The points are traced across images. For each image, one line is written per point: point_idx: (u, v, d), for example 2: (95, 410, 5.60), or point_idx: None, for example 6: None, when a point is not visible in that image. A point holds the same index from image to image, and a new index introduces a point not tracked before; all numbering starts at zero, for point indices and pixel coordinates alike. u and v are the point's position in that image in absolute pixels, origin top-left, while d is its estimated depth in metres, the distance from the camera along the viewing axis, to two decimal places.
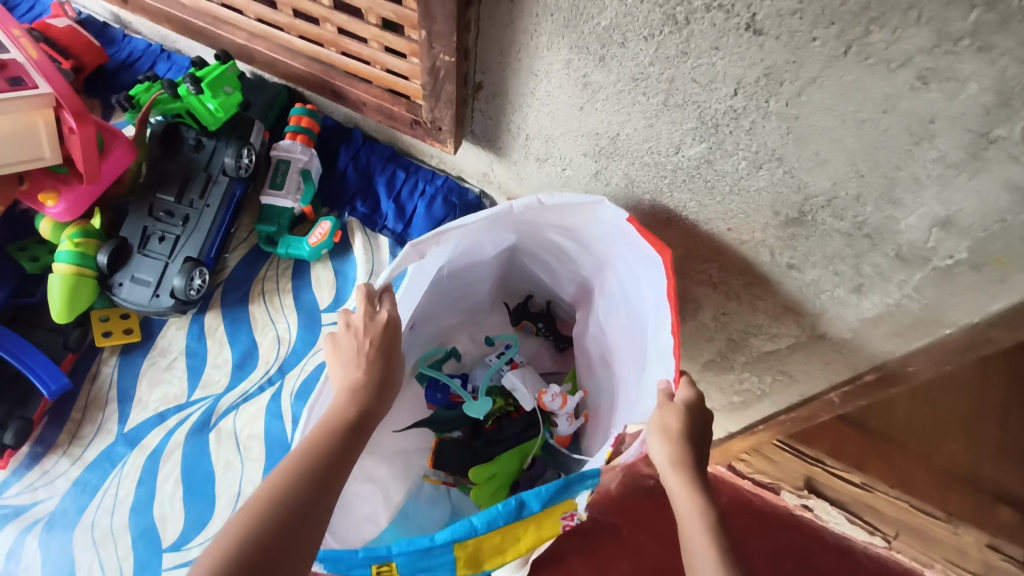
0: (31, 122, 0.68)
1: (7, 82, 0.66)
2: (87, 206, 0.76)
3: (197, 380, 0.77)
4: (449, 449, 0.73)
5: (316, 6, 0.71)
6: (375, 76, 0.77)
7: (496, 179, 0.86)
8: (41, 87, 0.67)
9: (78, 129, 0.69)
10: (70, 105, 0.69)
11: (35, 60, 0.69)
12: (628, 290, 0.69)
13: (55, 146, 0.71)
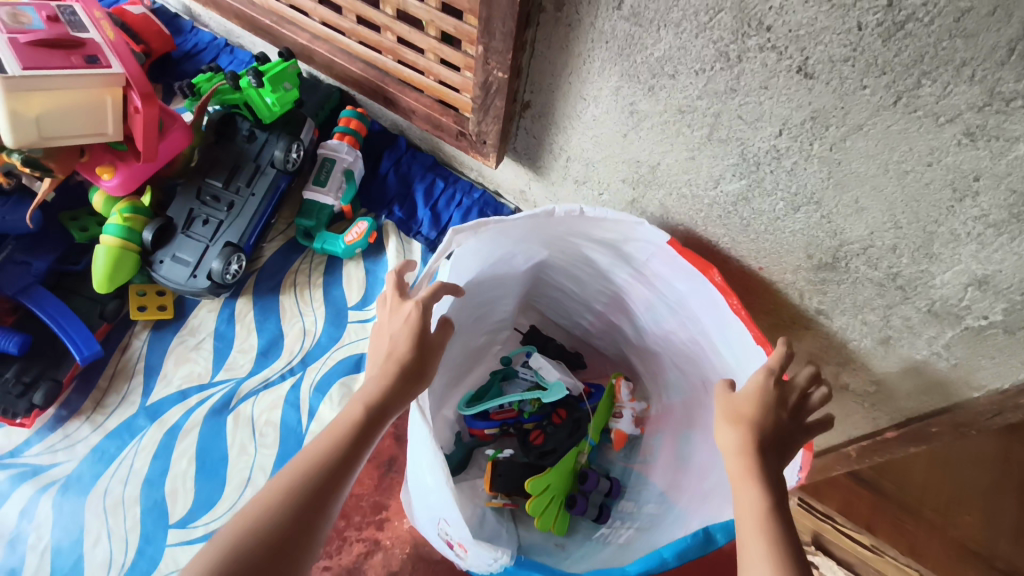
0: (101, 99, 0.71)
1: (85, 60, 0.70)
2: (139, 183, 0.79)
3: (222, 362, 0.79)
4: (504, 469, 0.81)
5: (380, 15, 0.74)
6: (427, 86, 0.79)
7: (531, 198, 0.89)
8: (114, 68, 0.71)
9: (144, 109, 0.72)
10: (139, 86, 0.72)
11: (112, 43, 0.74)
12: (667, 298, 0.75)
13: (119, 124, 0.75)
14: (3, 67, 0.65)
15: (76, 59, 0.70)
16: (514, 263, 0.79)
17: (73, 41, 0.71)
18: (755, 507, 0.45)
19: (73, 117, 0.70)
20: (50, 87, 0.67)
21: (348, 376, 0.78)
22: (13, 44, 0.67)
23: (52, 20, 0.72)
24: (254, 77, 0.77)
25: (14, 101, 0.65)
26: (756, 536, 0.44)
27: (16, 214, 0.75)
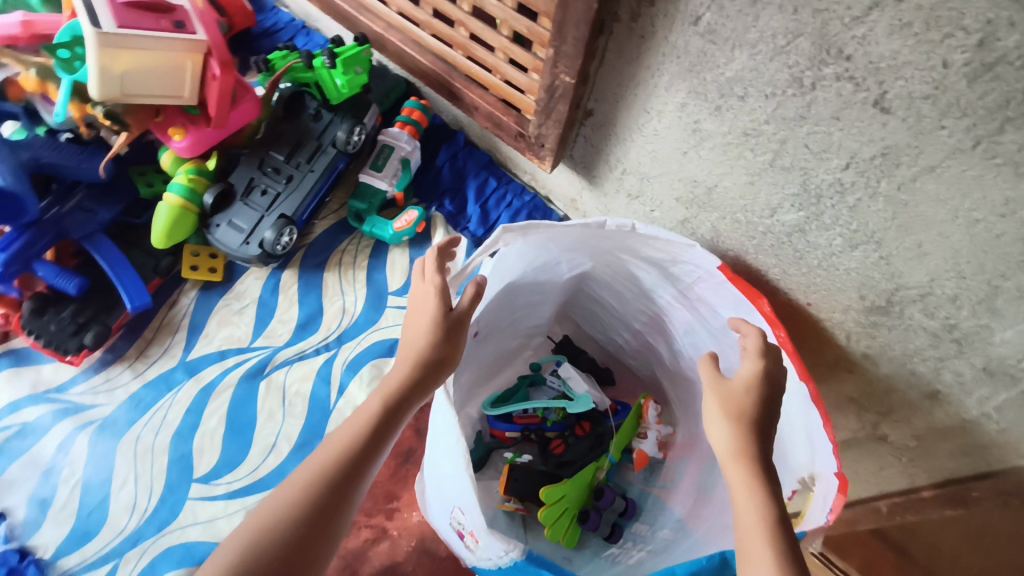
0: (181, 63, 0.74)
1: (172, 24, 0.73)
2: (207, 147, 0.82)
3: (262, 329, 0.81)
4: (521, 475, 0.80)
5: (455, 10, 0.76)
6: (492, 85, 0.80)
7: (582, 208, 0.89)
8: (198, 34, 0.74)
9: (221, 77, 0.75)
10: (219, 54, 0.75)
11: (200, 11, 0.76)
12: (709, 325, 0.75)
13: (196, 88, 0.78)
14: (98, 22, 0.68)
15: (165, 22, 0.73)
16: (557, 269, 0.80)
17: (165, 5, 0.74)
18: (754, 513, 0.48)
19: (155, 77, 0.74)
20: (138, 46, 0.70)
21: (380, 359, 0.79)
22: (110, 2, 0.70)
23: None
24: (328, 55, 0.80)
25: (104, 55, 0.69)
26: (757, 540, 0.46)
27: (89, 162, 0.78)
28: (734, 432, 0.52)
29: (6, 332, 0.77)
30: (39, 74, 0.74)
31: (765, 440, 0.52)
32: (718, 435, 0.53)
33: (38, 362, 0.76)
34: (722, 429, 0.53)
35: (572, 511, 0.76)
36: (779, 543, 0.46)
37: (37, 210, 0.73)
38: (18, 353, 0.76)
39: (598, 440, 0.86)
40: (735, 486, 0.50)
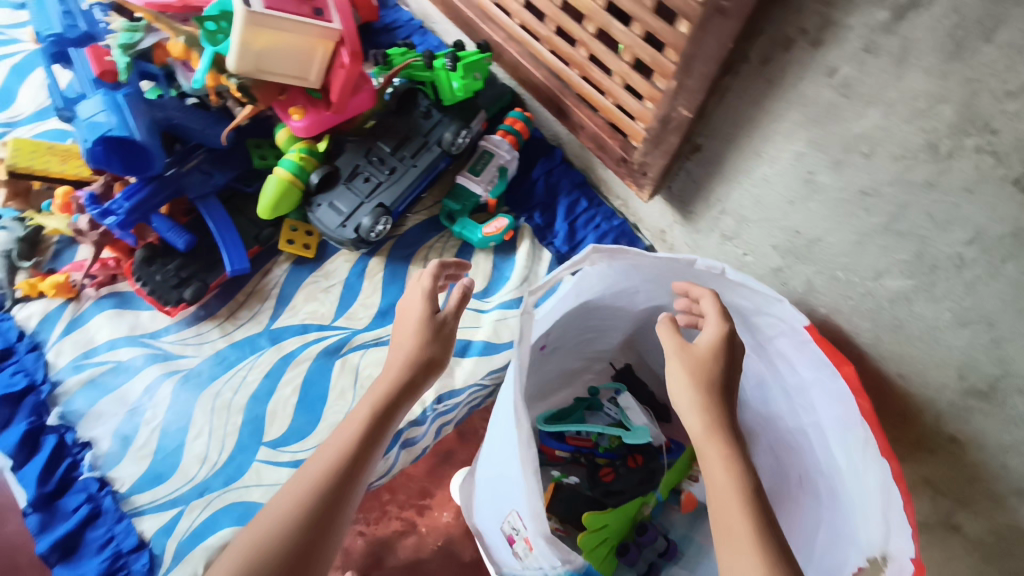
0: (313, 48, 0.77)
1: (311, 11, 0.75)
2: (322, 130, 0.85)
3: (345, 310, 0.84)
4: (564, 493, 0.82)
5: (579, 30, 0.77)
6: (602, 107, 0.81)
7: (669, 240, 0.89)
8: (334, 23, 0.76)
9: (349, 67, 0.78)
10: (350, 44, 0.78)
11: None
12: (786, 379, 0.75)
13: (321, 73, 0.81)
14: (249, 1, 0.71)
15: (307, 7, 0.75)
16: (635, 300, 0.81)
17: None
18: (730, 480, 0.52)
19: (288, 57, 0.77)
20: (280, 28, 0.73)
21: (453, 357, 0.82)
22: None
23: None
24: (451, 59, 0.80)
25: (248, 32, 0.72)
26: (738, 505, 0.50)
27: (213, 129, 0.82)
28: (708, 409, 0.56)
29: (113, 275, 0.82)
30: (186, 41, 0.77)
31: (728, 417, 0.56)
32: (693, 408, 0.56)
33: (139, 307, 0.81)
34: (693, 399, 0.56)
35: (610, 539, 0.76)
36: (756, 509, 0.50)
37: (162, 168, 0.79)
38: (122, 296, 0.82)
39: (652, 475, 0.84)
40: (712, 457, 0.54)
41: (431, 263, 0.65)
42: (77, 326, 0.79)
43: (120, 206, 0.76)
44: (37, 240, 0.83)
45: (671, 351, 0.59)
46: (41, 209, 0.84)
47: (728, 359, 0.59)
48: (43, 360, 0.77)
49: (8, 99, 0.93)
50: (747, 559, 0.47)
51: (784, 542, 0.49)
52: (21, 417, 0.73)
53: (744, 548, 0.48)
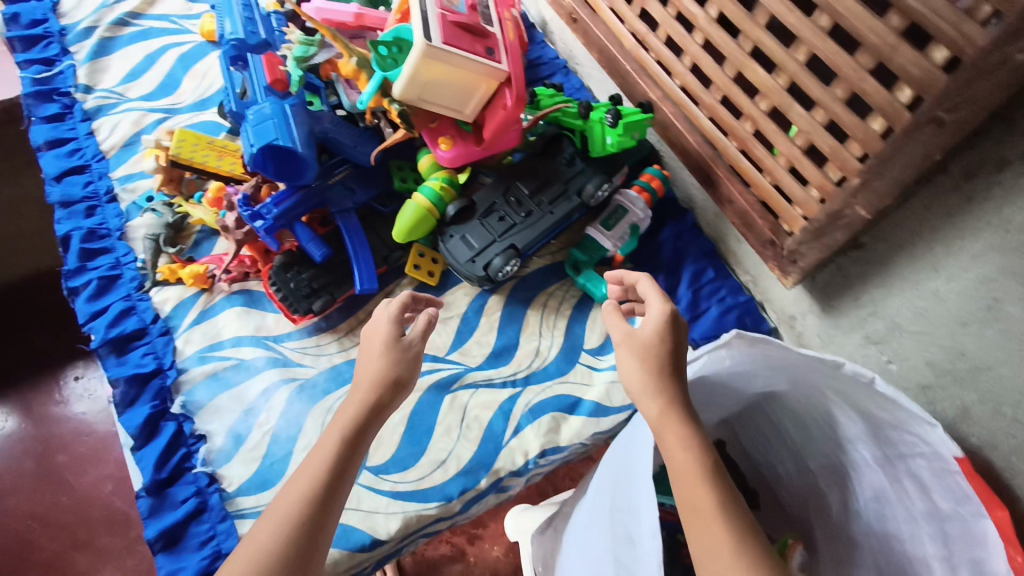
0: (477, 85, 0.77)
1: (484, 49, 0.75)
2: (466, 162, 0.84)
3: (460, 344, 0.84)
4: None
5: (750, 105, 0.74)
6: (758, 184, 0.78)
7: (799, 328, 0.86)
8: (502, 64, 0.75)
9: (511, 109, 0.77)
10: (516, 87, 0.76)
11: (510, 41, 0.78)
12: (928, 511, 0.59)
13: (477, 108, 0.80)
14: (429, 34, 0.71)
15: (480, 46, 0.75)
16: (748, 382, 0.69)
17: (483, 29, 0.76)
18: (692, 460, 0.48)
19: (451, 90, 0.77)
20: (453, 63, 0.73)
21: (562, 412, 0.81)
22: (442, 17, 0.73)
23: (473, 6, 0.77)
24: (613, 115, 0.78)
25: (422, 64, 0.72)
26: (702, 482, 0.46)
27: (364, 147, 0.83)
28: (655, 395, 0.53)
29: (246, 272, 0.84)
30: (358, 63, 0.78)
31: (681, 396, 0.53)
32: (650, 393, 0.53)
33: (266, 307, 0.83)
34: (649, 378, 0.54)
35: None
36: (721, 485, 0.46)
37: (312, 179, 0.79)
38: (252, 295, 0.83)
39: None
40: (668, 440, 0.50)
41: (401, 292, 0.65)
42: (207, 318, 0.81)
43: (269, 210, 0.78)
44: (182, 227, 0.86)
45: (617, 338, 0.58)
46: (190, 198, 0.87)
47: (675, 344, 0.56)
48: (172, 346, 0.79)
49: (172, 87, 0.97)
50: (715, 534, 0.44)
51: (764, 538, 0.44)
52: (146, 399, 0.76)
53: (711, 523, 0.44)
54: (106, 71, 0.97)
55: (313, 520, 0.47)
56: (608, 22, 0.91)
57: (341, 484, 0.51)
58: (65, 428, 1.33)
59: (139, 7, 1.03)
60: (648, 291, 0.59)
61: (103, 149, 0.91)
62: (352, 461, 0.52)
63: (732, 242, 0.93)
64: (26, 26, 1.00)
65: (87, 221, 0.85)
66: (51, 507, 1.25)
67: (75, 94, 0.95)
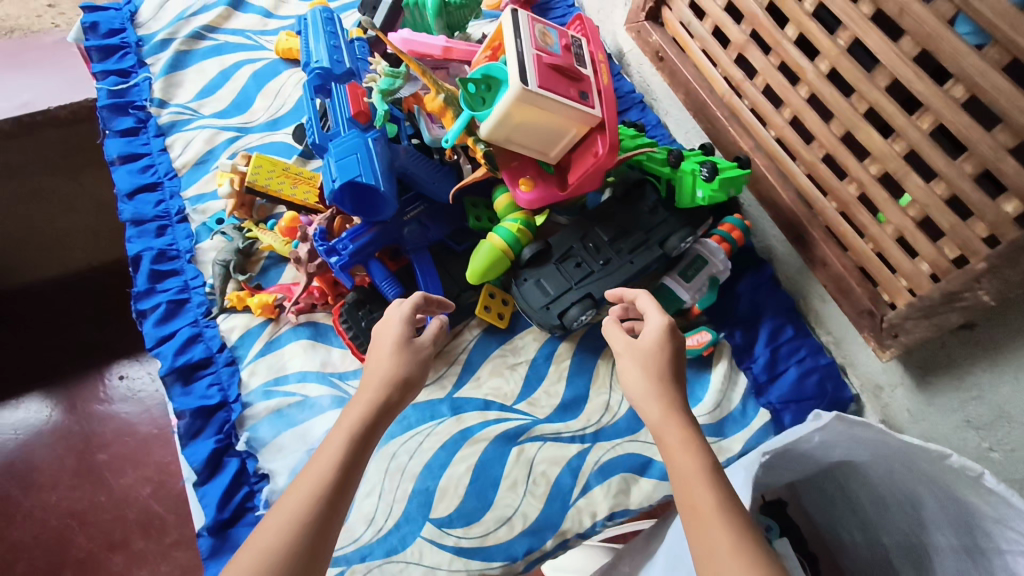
0: (567, 129, 0.74)
1: (578, 94, 0.72)
2: (544, 205, 0.81)
3: (528, 393, 0.81)
4: None
5: (858, 168, 0.71)
6: (857, 249, 0.75)
7: (886, 398, 0.83)
8: (595, 110, 0.73)
9: (602, 158, 0.73)
10: (609, 134, 0.73)
11: (604, 85, 0.75)
12: None
13: (562, 151, 0.77)
14: (525, 78, 0.68)
15: (574, 90, 0.72)
16: (826, 455, 0.69)
17: (577, 73, 0.74)
18: (696, 465, 0.50)
19: (539, 133, 0.74)
20: (547, 108, 0.70)
21: (632, 473, 0.77)
22: (537, 60, 0.70)
23: (567, 48, 0.75)
24: (710, 169, 0.74)
25: (515, 108, 0.69)
26: (703, 484, 0.48)
27: (442, 183, 0.80)
28: (655, 404, 0.55)
29: (313, 304, 0.82)
30: (446, 99, 0.75)
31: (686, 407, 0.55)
32: (656, 407, 0.55)
33: (331, 342, 0.81)
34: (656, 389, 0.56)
35: None
36: (720, 488, 0.48)
37: (389, 216, 0.77)
38: (319, 327, 0.81)
39: None
40: (670, 444, 0.52)
41: (415, 294, 0.65)
42: (272, 349, 0.79)
43: (345, 245, 0.76)
44: (250, 252, 0.84)
45: (619, 348, 0.61)
46: (261, 222, 0.86)
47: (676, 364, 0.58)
48: (237, 378, 0.77)
49: (245, 104, 0.96)
50: (716, 534, 0.45)
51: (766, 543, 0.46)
52: (210, 433, 0.74)
53: (713, 523, 0.46)
54: (181, 85, 0.96)
55: (322, 517, 0.49)
56: (699, 64, 0.88)
57: (350, 481, 0.52)
58: (107, 426, 1.32)
59: (215, 21, 1.02)
60: (651, 305, 0.62)
61: (176, 167, 0.90)
62: (361, 460, 0.54)
63: (815, 301, 0.89)
64: (103, 35, 0.99)
65: (157, 241, 0.84)
66: (90, 506, 1.24)
67: (150, 108, 0.94)
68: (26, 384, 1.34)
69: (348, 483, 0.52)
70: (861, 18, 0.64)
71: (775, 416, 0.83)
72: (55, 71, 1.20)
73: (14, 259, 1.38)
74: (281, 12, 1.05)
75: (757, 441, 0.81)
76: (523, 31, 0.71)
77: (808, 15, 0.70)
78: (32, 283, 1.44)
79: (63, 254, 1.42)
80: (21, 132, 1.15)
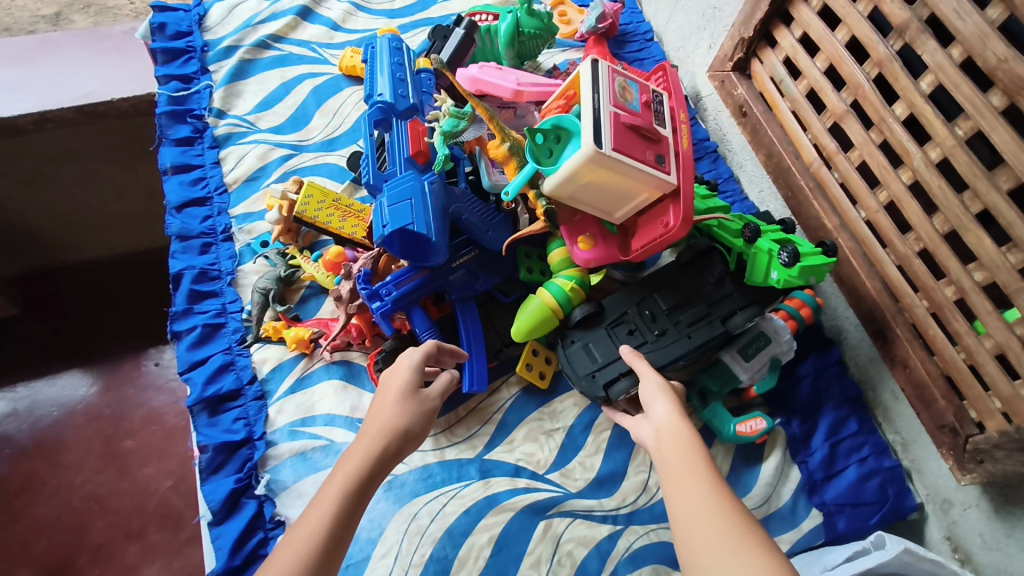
0: (637, 193, 0.68)
1: (654, 158, 0.67)
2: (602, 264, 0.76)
3: (562, 463, 0.77)
4: None
5: (959, 271, 0.64)
6: (946, 356, 0.68)
7: (954, 517, 0.75)
8: (671, 176, 0.67)
9: (673, 231, 0.67)
10: (683, 204, 0.67)
11: (682, 148, 0.70)
12: None
13: (629, 214, 0.72)
14: (599, 139, 0.63)
15: (650, 154, 0.67)
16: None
17: (653, 134, 0.68)
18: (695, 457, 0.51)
19: (607, 194, 0.69)
20: (619, 171, 0.65)
21: (664, 566, 0.71)
22: (614, 119, 0.66)
23: (647, 104, 0.70)
24: (790, 255, 0.67)
25: (586, 169, 0.64)
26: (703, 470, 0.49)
27: (495, 231, 0.77)
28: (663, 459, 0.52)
29: (349, 342, 0.79)
30: (512, 148, 0.71)
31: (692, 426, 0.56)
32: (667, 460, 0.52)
33: (364, 385, 0.77)
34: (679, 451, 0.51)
35: None
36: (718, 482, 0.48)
37: (439, 262, 0.73)
38: (352, 368, 0.78)
39: None
40: (679, 441, 0.52)
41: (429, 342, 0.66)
42: (303, 387, 0.76)
43: (388, 291, 0.73)
44: (292, 280, 0.82)
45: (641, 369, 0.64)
46: (305, 249, 0.83)
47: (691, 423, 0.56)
48: (264, 414, 0.74)
49: (303, 121, 0.93)
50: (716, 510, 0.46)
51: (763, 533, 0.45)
52: (231, 470, 0.71)
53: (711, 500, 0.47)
54: (241, 96, 0.95)
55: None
56: (788, 128, 0.83)
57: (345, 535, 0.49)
58: (138, 412, 1.32)
59: (282, 30, 1.00)
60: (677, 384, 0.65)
61: (226, 182, 0.88)
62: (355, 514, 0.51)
63: (887, 397, 0.81)
64: (170, 37, 0.97)
65: (201, 259, 0.83)
66: (111, 492, 1.23)
67: (207, 118, 0.92)
68: (64, 360, 1.34)
69: (372, 479, 0.53)
70: (988, 110, 0.58)
71: (828, 519, 0.76)
72: (124, 61, 1.21)
73: (65, 237, 1.40)
74: (349, 25, 1.02)
75: (805, 546, 0.75)
76: (602, 86, 0.67)
77: (924, 96, 0.64)
78: (80, 262, 1.46)
79: (111, 237, 1.44)
80: (83, 119, 1.15)
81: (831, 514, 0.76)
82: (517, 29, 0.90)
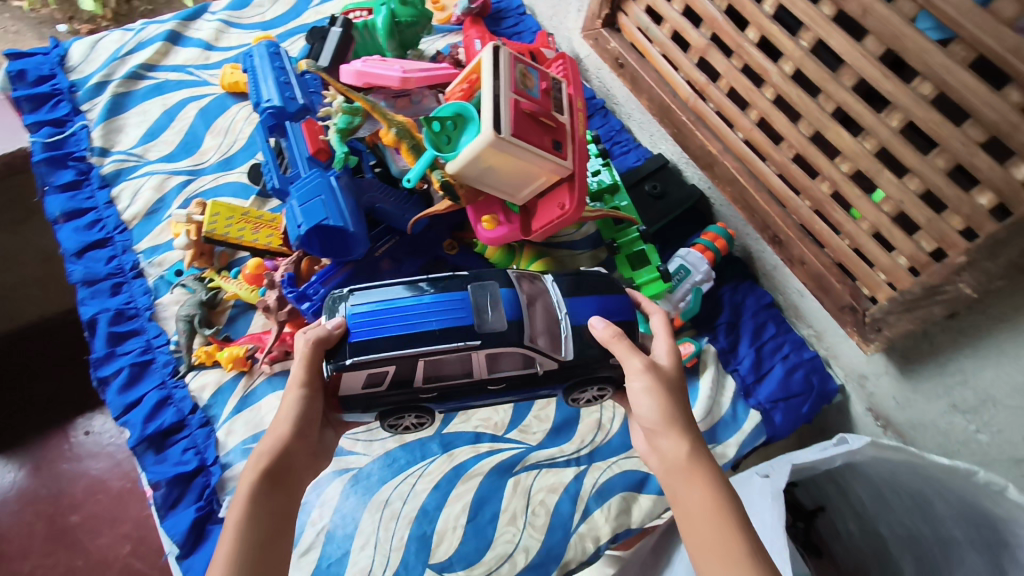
0: (536, 177, 0.72)
1: (553, 144, 0.72)
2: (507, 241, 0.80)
3: (519, 420, 0.80)
4: None
5: (826, 164, 0.71)
6: (834, 246, 0.75)
7: (871, 388, 0.83)
8: (568, 162, 0.72)
9: (569, 213, 0.73)
10: (578, 188, 0.73)
11: (578, 136, 0.76)
12: None
13: (531, 193, 0.76)
14: (497, 125, 0.67)
15: (548, 140, 0.71)
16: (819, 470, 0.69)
17: (550, 121, 0.73)
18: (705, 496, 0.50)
19: (508, 177, 0.72)
20: (519, 155, 0.68)
21: (631, 491, 0.75)
22: (514, 105, 0.69)
23: (546, 91, 0.75)
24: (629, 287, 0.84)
25: (488, 153, 0.67)
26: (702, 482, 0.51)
27: (411, 213, 0.79)
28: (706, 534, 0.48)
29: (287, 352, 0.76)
30: (399, 133, 0.72)
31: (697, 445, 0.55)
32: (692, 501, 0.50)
33: None
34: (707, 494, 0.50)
35: None
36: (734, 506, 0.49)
37: (361, 254, 0.74)
38: None
39: None
40: (691, 479, 0.52)
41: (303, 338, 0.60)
42: (249, 404, 0.74)
43: (315, 290, 0.76)
44: (215, 303, 0.80)
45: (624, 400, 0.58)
46: (223, 270, 0.83)
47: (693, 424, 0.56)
48: (214, 438, 0.72)
49: (194, 145, 0.91)
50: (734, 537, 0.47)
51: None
52: (189, 500, 0.69)
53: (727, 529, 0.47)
54: (123, 130, 0.92)
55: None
56: (665, 74, 0.89)
57: (272, 529, 0.48)
58: (77, 484, 1.24)
59: (152, 58, 0.98)
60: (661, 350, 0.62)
61: (125, 219, 0.86)
62: (276, 501, 0.50)
63: (794, 296, 0.89)
64: (32, 83, 0.94)
65: (113, 300, 0.81)
66: (66, 572, 1.15)
67: (91, 158, 0.90)
68: None
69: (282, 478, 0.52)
70: (822, 19, 0.65)
71: (766, 416, 0.83)
72: None
73: None
74: (222, 43, 1.01)
75: (750, 445, 0.81)
76: (503, 72, 0.71)
77: (768, 17, 0.71)
78: None
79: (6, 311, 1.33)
80: None
81: (767, 409, 0.83)
82: (393, 20, 0.90)
